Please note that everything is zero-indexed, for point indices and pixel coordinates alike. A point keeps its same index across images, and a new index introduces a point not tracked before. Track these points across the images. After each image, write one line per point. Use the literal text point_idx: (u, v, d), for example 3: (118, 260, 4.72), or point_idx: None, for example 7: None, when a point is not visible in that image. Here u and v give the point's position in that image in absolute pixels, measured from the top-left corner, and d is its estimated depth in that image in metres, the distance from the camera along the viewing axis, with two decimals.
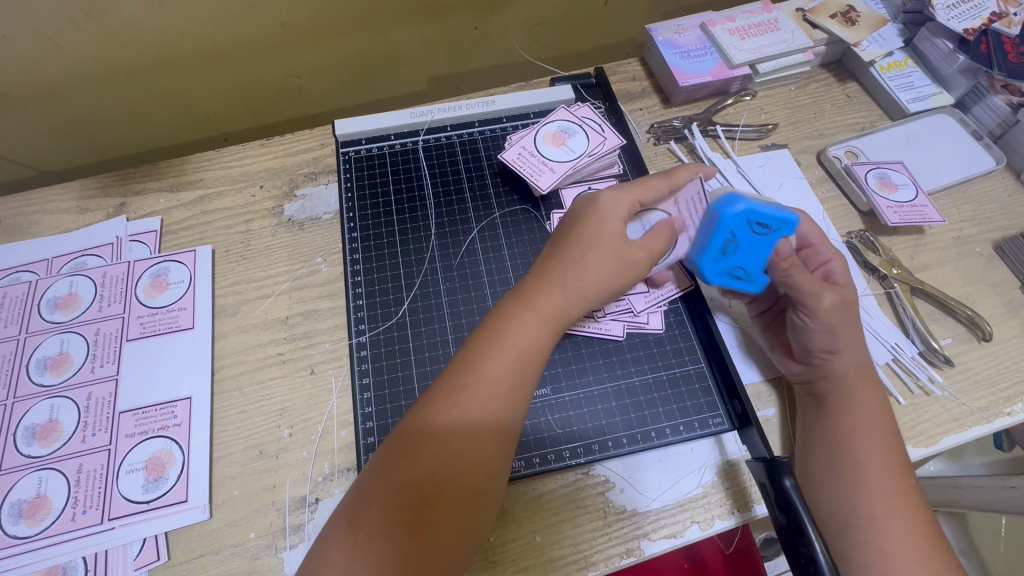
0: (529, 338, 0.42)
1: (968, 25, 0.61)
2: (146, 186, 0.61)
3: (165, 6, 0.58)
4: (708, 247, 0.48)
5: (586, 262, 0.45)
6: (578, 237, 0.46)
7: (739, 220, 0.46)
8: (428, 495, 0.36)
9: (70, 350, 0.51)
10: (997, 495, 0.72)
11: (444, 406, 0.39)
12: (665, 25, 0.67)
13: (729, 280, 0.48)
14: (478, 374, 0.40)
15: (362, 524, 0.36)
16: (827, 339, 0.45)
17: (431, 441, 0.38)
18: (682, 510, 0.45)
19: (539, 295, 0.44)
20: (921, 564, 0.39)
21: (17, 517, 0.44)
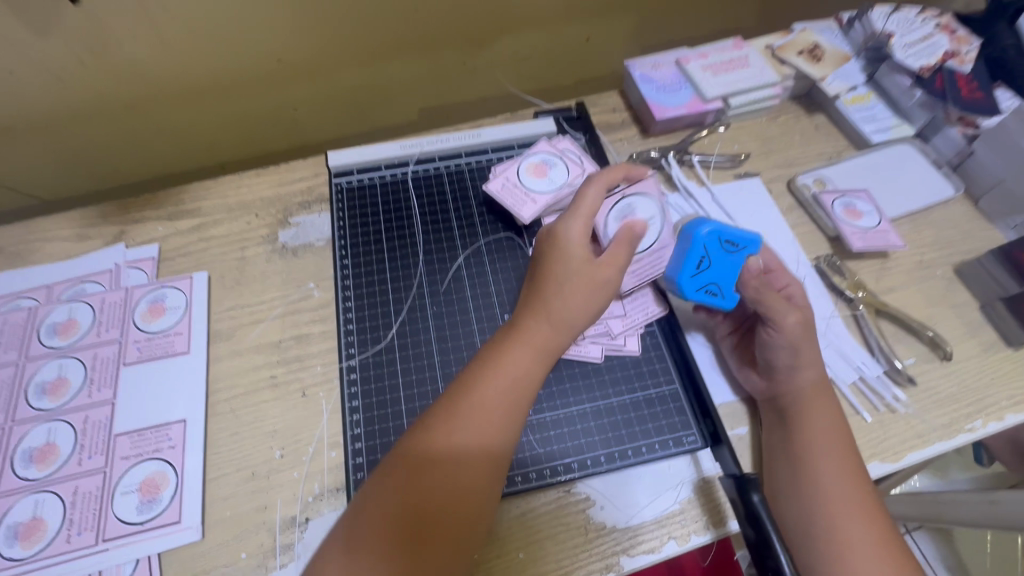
0: (521, 368, 0.45)
1: (924, 63, 0.65)
2: (146, 215, 0.63)
3: (167, 44, 0.61)
4: (684, 265, 0.51)
5: (566, 293, 0.48)
6: (552, 266, 0.49)
7: (711, 240, 0.50)
8: (427, 513, 0.39)
9: (68, 374, 0.52)
10: (979, 510, 0.75)
11: (443, 427, 0.42)
12: (643, 60, 0.71)
13: (704, 296, 0.51)
14: (476, 400, 0.43)
15: (363, 536, 0.39)
16: (793, 355, 0.48)
17: (431, 460, 0.41)
18: (659, 526, 0.46)
19: (529, 327, 0.47)
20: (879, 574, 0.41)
21: (12, 539, 0.45)
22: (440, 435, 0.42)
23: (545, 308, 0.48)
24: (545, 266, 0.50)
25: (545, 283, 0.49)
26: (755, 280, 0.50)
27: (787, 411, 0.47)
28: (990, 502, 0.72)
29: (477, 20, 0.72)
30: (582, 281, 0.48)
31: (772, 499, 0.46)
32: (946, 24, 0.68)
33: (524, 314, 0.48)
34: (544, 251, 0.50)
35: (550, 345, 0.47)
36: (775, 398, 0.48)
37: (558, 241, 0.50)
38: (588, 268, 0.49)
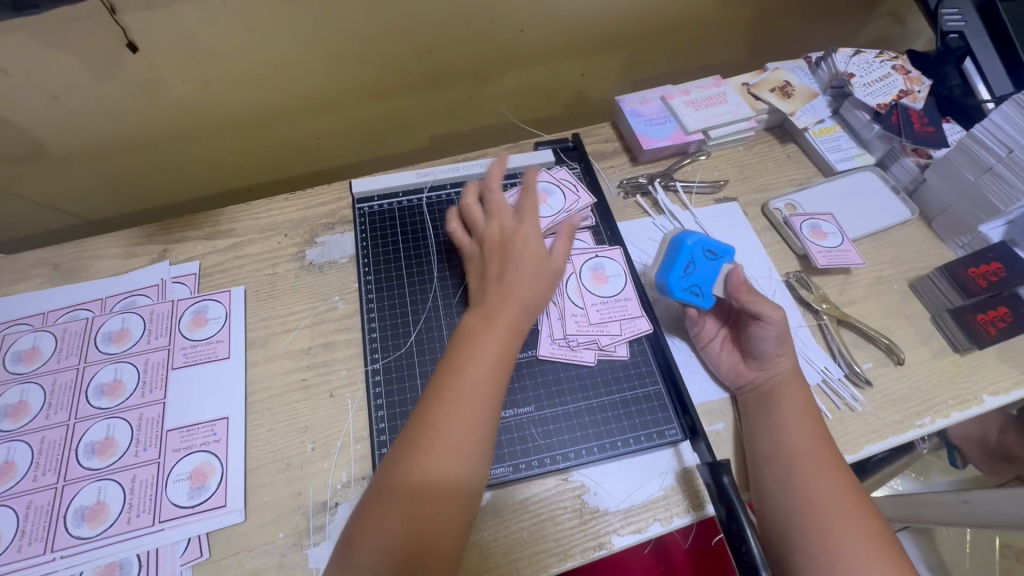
0: (495, 351, 0.51)
1: (880, 100, 0.73)
2: (187, 235, 0.70)
3: (210, 84, 0.69)
4: (673, 268, 0.60)
5: (525, 279, 0.56)
6: (514, 262, 0.57)
7: (696, 248, 0.59)
8: (426, 509, 0.44)
9: (123, 376, 0.59)
10: (953, 509, 0.82)
11: (428, 427, 0.47)
12: (633, 97, 0.80)
13: (688, 295, 0.59)
14: (455, 401, 0.48)
15: (372, 534, 0.43)
16: (778, 345, 0.56)
17: (423, 459, 0.45)
18: (646, 509, 0.53)
19: (500, 313, 0.54)
20: (850, 536, 0.46)
21: (80, 521, 0.51)
22: (427, 435, 0.47)
23: (513, 298, 0.55)
24: (506, 262, 0.57)
25: (510, 275, 0.56)
26: (743, 288, 0.57)
27: (770, 396, 0.55)
28: (962, 502, 0.80)
29: (482, 60, 0.81)
30: (540, 273, 0.57)
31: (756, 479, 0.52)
32: (901, 66, 0.76)
33: (493, 301, 0.55)
34: (501, 251, 0.58)
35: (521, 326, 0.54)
36: (762, 385, 0.56)
37: (517, 240, 0.58)
38: (544, 261, 0.58)
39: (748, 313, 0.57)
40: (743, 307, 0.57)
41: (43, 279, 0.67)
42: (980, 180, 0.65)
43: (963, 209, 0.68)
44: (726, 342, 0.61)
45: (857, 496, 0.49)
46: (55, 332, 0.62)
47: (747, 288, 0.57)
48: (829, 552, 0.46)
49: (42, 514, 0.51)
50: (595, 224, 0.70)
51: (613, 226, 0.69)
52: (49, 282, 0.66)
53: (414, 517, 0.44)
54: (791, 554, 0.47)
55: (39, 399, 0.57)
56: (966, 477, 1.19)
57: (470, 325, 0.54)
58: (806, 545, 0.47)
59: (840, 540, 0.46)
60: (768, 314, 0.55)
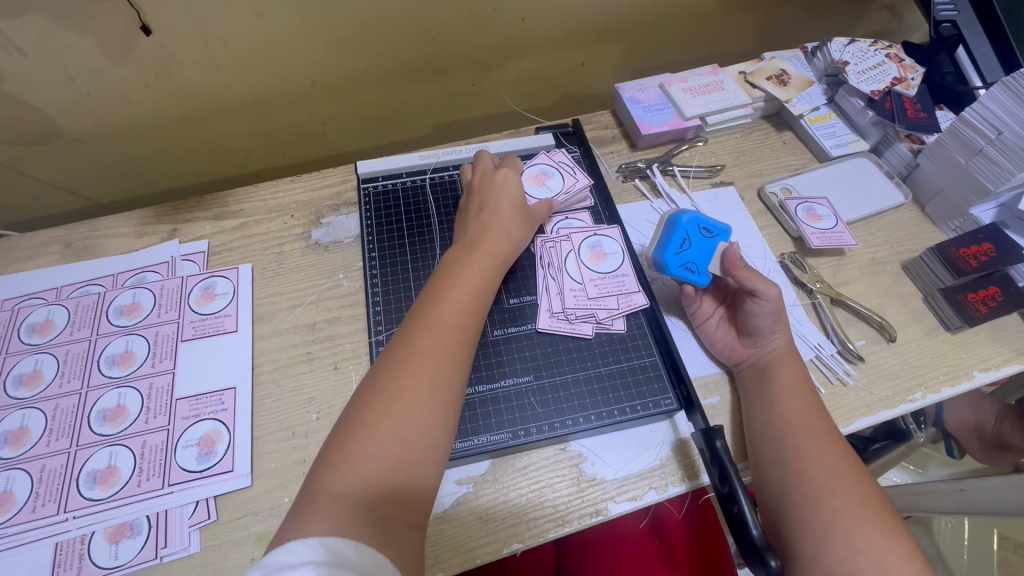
0: (477, 281, 0.55)
1: (874, 87, 0.75)
2: (196, 215, 0.72)
3: (219, 68, 0.71)
4: (669, 245, 0.61)
5: (509, 221, 0.61)
6: (493, 202, 0.62)
7: (691, 225, 0.61)
8: (414, 431, 0.44)
9: (134, 348, 0.61)
10: (950, 497, 0.83)
11: (412, 357, 0.47)
12: (631, 84, 0.82)
13: (684, 272, 0.60)
14: (438, 332, 0.49)
15: (354, 461, 0.41)
16: (773, 322, 0.57)
17: (408, 387, 0.45)
18: (642, 478, 0.55)
19: (481, 242, 0.58)
20: (842, 501, 0.47)
21: (92, 483, 0.53)
22: (413, 363, 0.47)
23: (494, 232, 0.59)
24: (485, 200, 0.62)
25: (491, 208, 0.61)
26: (739, 265, 0.58)
27: (765, 372, 0.57)
28: (959, 490, 0.80)
29: (484, 49, 0.82)
30: (518, 212, 0.62)
31: (751, 450, 0.54)
32: (894, 54, 0.78)
33: (475, 233, 0.59)
34: (482, 193, 0.63)
35: (502, 255, 0.58)
36: (757, 361, 0.58)
37: (497, 181, 0.64)
38: (523, 202, 0.63)
39: (745, 290, 0.59)
40: (739, 283, 0.58)
41: (56, 257, 0.68)
42: (971, 163, 0.66)
43: (955, 192, 0.69)
44: (722, 321, 0.62)
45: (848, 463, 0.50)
46: (68, 306, 0.64)
47: (743, 266, 0.59)
48: (819, 515, 0.46)
49: (56, 477, 0.53)
50: (594, 205, 0.72)
51: (611, 208, 0.71)
52: (62, 259, 0.68)
53: (401, 443, 0.43)
54: (784, 517, 0.48)
55: (53, 368, 0.59)
56: (965, 468, 1.20)
57: (454, 257, 0.57)
58: (796, 507, 0.48)
59: (830, 504, 0.47)
60: (763, 291, 0.57)
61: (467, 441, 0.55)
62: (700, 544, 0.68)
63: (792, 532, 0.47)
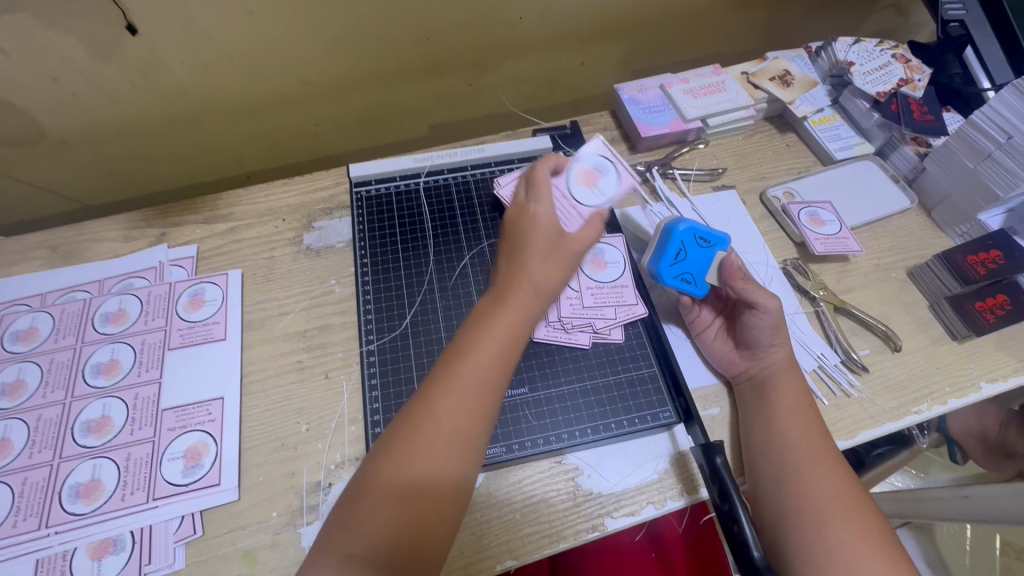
0: (506, 334, 0.50)
1: (880, 89, 0.73)
2: (185, 219, 0.70)
3: (208, 68, 0.70)
4: (664, 256, 0.60)
5: (541, 262, 0.55)
6: (525, 240, 0.56)
7: (687, 235, 0.59)
8: (420, 502, 0.43)
9: (119, 357, 0.59)
10: (953, 505, 0.81)
11: (426, 415, 0.45)
12: (631, 85, 0.80)
13: (680, 283, 0.60)
14: (458, 391, 0.46)
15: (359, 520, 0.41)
16: (772, 334, 0.56)
17: (421, 448, 0.44)
18: (639, 492, 0.53)
19: (510, 294, 0.53)
20: (845, 528, 0.45)
21: (75, 497, 0.51)
22: (425, 425, 0.45)
23: (528, 277, 0.54)
24: (518, 240, 0.57)
25: (521, 252, 0.55)
26: (738, 276, 0.56)
27: (764, 386, 0.55)
28: (963, 497, 0.79)
29: (481, 48, 0.81)
30: (553, 254, 0.56)
31: (751, 466, 0.52)
32: (901, 55, 0.76)
33: (505, 283, 0.54)
34: (513, 236, 0.57)
35: (532, 306, 0.53)
36: (756, 374, 0.56)
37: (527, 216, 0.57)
38: (559, 239, 0.57)
39: (744, 302, 0.57)
40: (737, 295, 0.57)
41: (42, 262, 0.67)
42: (979, 167, 0.64)
43: (963, 197, 0.67)
44: (722, 331, 0.61)
45: (850, 483, 0.48)
46: (52, 313, 0.62)
47: (741, 275, 0.57)
48: (821, 541, 0.45)
49: (38, 490, 0.52)
50: None
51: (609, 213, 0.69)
52: (48, 264, 0.67)
53: (408, 506, 0.42)
54: (784, 541, 0.47)
55: (36, 377, 0.58)
56: (967, 474, 1.18)
57: (482, 308, 0.53)
58: (797, 532, 0.46)
59: (833, 531, 0.45)
60: (761, 302, 0.55)
61: None
62: (698, 560, 0.67)
63: (793, 556, 0.46)
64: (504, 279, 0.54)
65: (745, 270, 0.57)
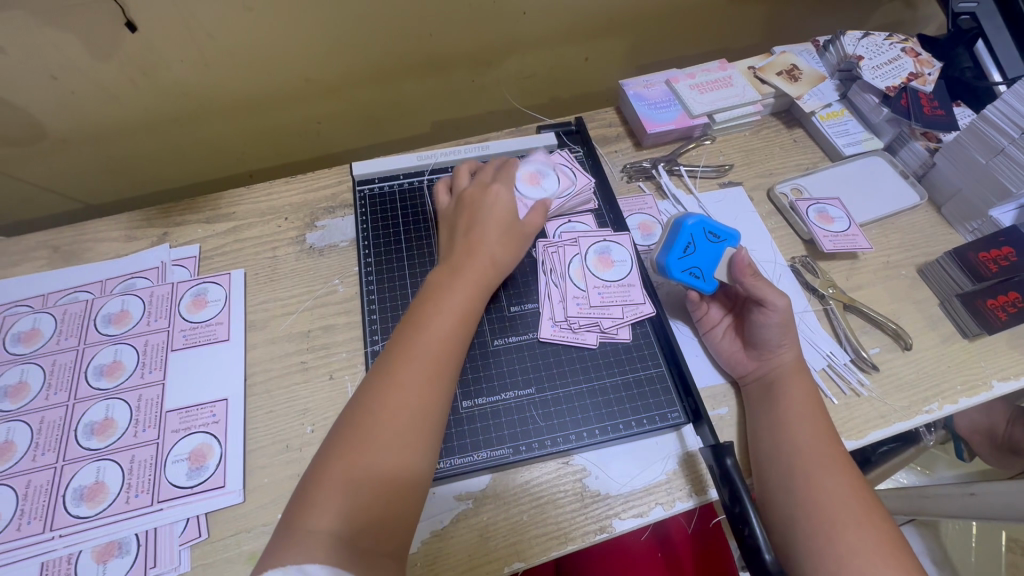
0: (463, 305, 0.52)
1: (889, 83, 0.72)
2: (187, 218, 0.70)
3: (208, 66, 0.69)
4: (673, 249, 0.58)
5: (491, 236, 0.58)
6: (480, 218, 0.59)
7: (697, 229, 0.59)
8: (391, 468, 0.43)
9: (122, 358, 0.59)
10: (959, 502, 0.81)
11: (387, 390, 0.46)
12: (637, 80, 0.79)
13: (688, 277, 0.58)
14: (417, 365, 0.47)
15: (332, 499, 0.41)
16: (781, 334, 0.55)
17: (386, 416, 0.44)
18: (648, 493, 0.53)
19: (466, 266, 0.55)
20: (856, 534, 0.45)
21: (79, 500, 0.51)
22: (391, 394, 0.45)
23: (480, 250, 0.56)
24: (474, 217, 0.59)
25: (476, 226, 0.58)
26: (748, 271, 0.56)
27: (772, 387, 0.54)
28: (969, 494, 0.77)
29: (484, 43, 0.80)
30: (509, 230, 0.59)
31: (760, 467, 0.52)
32: (911, 48, 0.75)
33: (460, 254, 0.56)
34: (470, 211, 0.59)
35: (488, 279, 0.56)
36: (764, 375, 0.55)
37: (488, 198, 0.60)
38: (512, 219, 0.60)
39: (752, 299, 0.56)
40: (747, 292, 0.56)
41: (43, 262, 0.66)
42: (992, 163, 0.63)
43: (973, 193, 0.66)
44: (727, 330, 0.60)
45: (861, 486, 0.48)
46: (54, 314, 0.61)
47: (751, 272, 0.56)
48: (832, 549, 0.45)
49: (42, 493, 0.51)
50: (598, 207, 0.70)
51: (615, 210, 0.69)
52: (49, 265, 0.66)
53: (379, 472, 0.42)
54: (794, 547, 0.46)
55: (39, 379, 0.57)
56: (972, 470, 1.18)
57: (437, 279, 0.54)
58: (808, 538, 0.46)
59: (844, 537, 0.45)
60: (771, 300, 0.54)
61: (466, 456, 0.53)
62: (702, 565, 0.66)
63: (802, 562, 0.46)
64: (456, 252, 0.56)
65: (755, 266, 0.57)
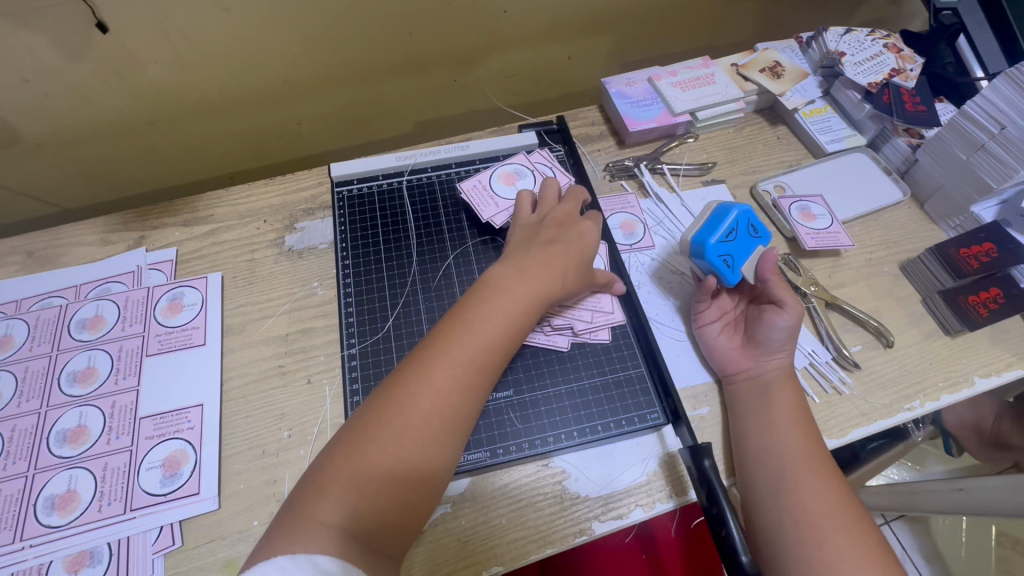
0: (513, 311, 0.51)
1: (871, 79, 0.72)
2: (164, 221, 0.69)
3: (184, 67, 0.68)
4: (717, 231, 0.56)
5: (555, 251, 0.56)
6: (559, 240, 0.58)
7: (742, 218, 0.58)
8: (410, 466, 0.42)
9: (96, 364, 0.58)
10: (946, 498, 0.81)
11: (421, 385, 0.45)
12: (619, 78, 0.78)
13: (720, 262, 0.56)
14: (449, 365, 0.47)
15: (346, 488, 0.40)
16: (789, 337, 0.56)
17: (417, 411, 0.44)
18: (628, 495, 0.52)
19: (528, 277, 0.53)
20: (841, 539, 0.45)
21: (50, 509, 0.50)
22: (423, 390, 0.45)
23: (538, 259, 0.55)
24: (558, 238, 0.58)
25: (557, 245, 0.57)
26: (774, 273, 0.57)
27: (765, 388, 0.54)
28: (957, 489, 0.77)
29: (466, 43, 0.79)
30: (583, 259, 0.58)
31: (741, 468, 0.52)
32: (892, 44, 0.75)
33: (526, 262, 0.55)
34: (552, 237, 0.58)
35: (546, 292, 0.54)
36: (757, 376, 0.55)
37: (578, 228, 0.60)
38: (589, 253, 0.58)
39: (771, 299, 0.57)
40: (769, 291, 0.57)
41: (17, 267, 0.65)
42: (973, 158, 0.63)
43: (956, 189, 0.66)
44: (722, 330, 0.59)
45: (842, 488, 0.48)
46: (28, 320, 0.61)
47: (775, 273, 0.58)
48: (820, 555, 0.44)
49: (13, 503, 0.51)
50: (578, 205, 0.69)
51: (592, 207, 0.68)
52: (23, 270, 0.65)
53: (399, 469, 0.42)
54: (780, 553, 0.46)
55: (11, 386, 0.56)
56: (962, 465, 1.18)
57: (488, 282, 0.53)
58: (796, 543, 0.46)
59: (831, 543, 0.45)
60: (791, 303, 0.56)
61: None
62: (687, 568, 0.66)
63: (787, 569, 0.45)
64: (517, 260, 0.55)
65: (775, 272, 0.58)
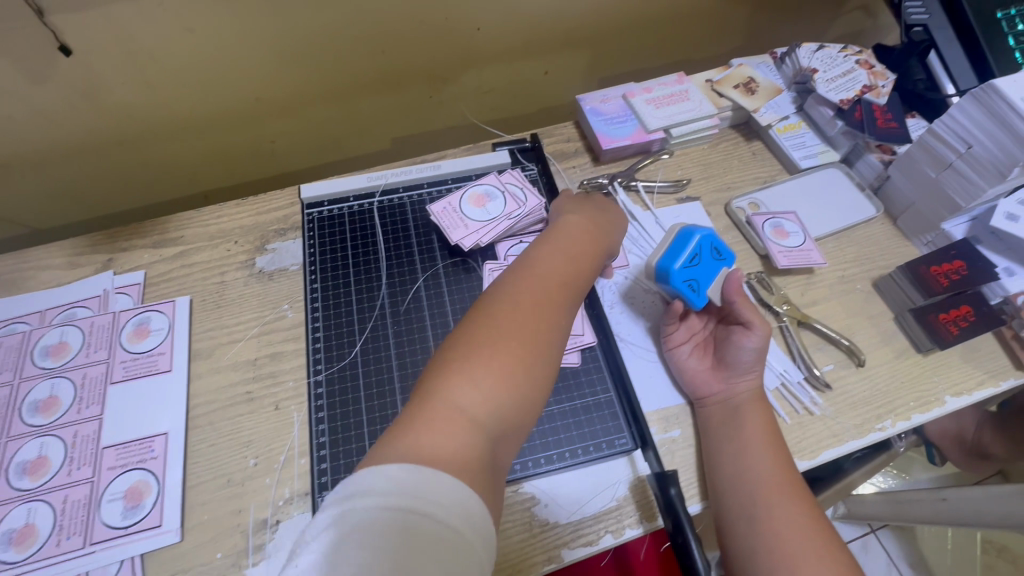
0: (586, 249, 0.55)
1: (843, 96, 0.72)
2: (133, 243, 0.68)
3: (153, 87, 0.68)
4: (679, 257, 0.57)
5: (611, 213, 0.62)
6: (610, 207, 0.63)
7: (704, 242, 0.58)
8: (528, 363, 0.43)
9: (59, 393, 0.57)
10: (929, 509, 0.80)
11: (526, 295, 0.47)
12: (594, 95, 0.78)
13: (685, 288, 0.57)
14: (547, 283, 0.49)
15: (474, 379, 0.40)
16: (755, 360, 0.55)
17: (528, 314, 0.46)
18: (597, 521, 0.52)
19: (595, 226, 0.59)
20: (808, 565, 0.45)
21: (7, 545, 0.49)
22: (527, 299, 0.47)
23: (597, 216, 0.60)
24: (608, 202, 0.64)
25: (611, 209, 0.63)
26: (740, 295, 0.56)
27: (733, 412, 0.54)
28: (940, 500, 0.77)
29: (441, 60, 0.79)
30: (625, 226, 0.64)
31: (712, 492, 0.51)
32: (864, 60, 0.75)
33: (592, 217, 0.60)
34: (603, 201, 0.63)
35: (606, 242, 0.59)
36: (726, 399, 0.55)
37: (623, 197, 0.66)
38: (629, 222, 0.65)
39: (739, 320, 0.57)
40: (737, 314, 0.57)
41: None
42: (942, 176, 0.63)
43: (926, 206, 0.66)
44: (693, 352, 0.59)
45: (811, 510, 0.48)
46: None
47: (742, 294, 0.57)
48: None
49: None
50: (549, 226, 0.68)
51: None
52: None
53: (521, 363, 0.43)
54: None
55: None
56: (947, 472, 1.18)
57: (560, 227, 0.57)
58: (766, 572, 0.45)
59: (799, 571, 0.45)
60: (757, 325, 0.56)
61: None
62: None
63: None
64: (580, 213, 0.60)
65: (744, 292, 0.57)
